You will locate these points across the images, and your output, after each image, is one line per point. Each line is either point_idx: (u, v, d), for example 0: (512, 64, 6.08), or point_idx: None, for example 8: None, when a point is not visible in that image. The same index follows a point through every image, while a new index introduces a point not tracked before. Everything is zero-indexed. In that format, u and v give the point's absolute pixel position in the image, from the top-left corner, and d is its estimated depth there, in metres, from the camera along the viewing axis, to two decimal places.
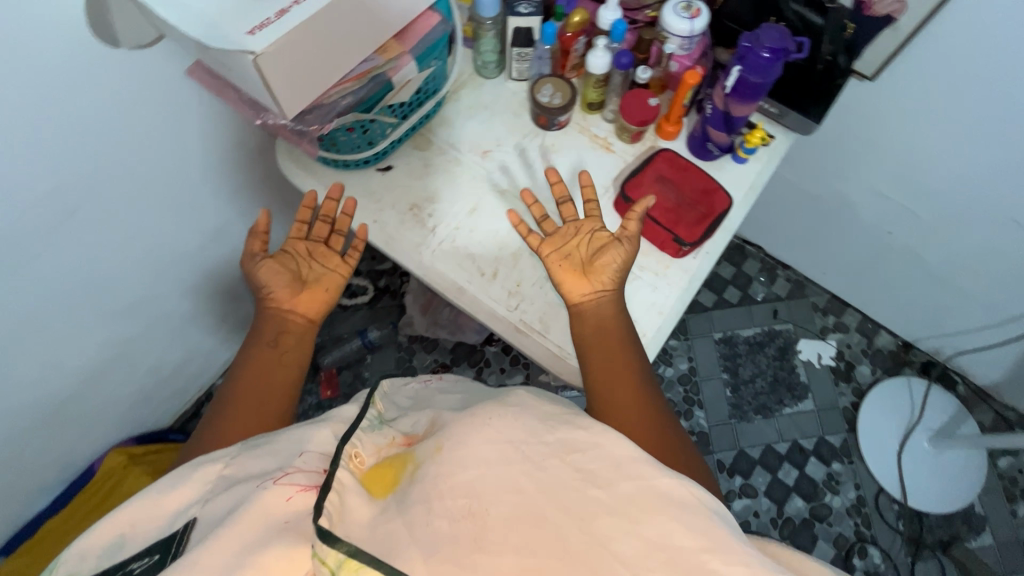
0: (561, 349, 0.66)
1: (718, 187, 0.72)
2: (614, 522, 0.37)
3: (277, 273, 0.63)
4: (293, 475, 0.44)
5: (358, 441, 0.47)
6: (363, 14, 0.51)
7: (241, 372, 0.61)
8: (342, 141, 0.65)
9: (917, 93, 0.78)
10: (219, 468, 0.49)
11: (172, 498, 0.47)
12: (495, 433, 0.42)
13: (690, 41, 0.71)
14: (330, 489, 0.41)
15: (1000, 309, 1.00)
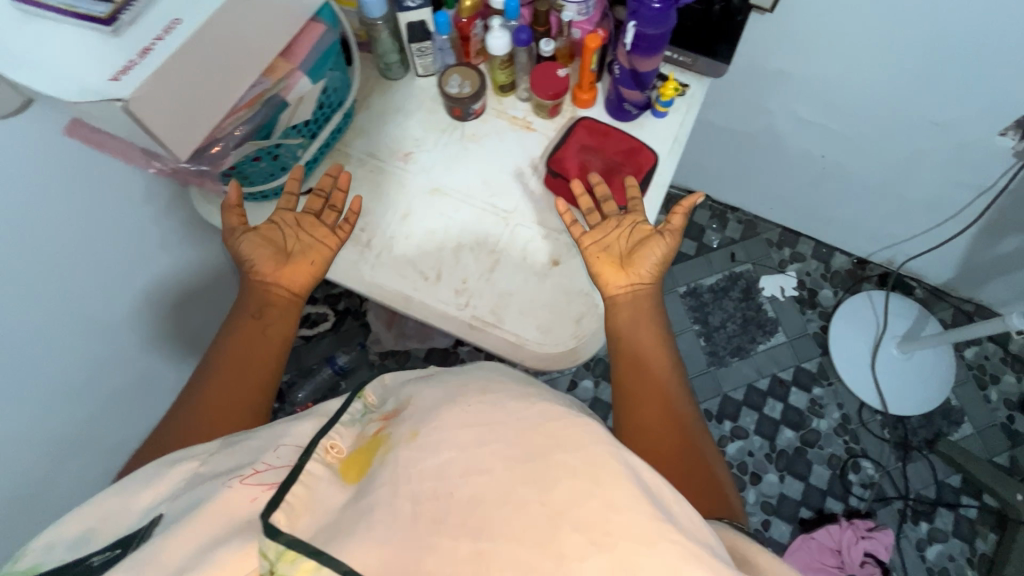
0: (518, 336, 0.66)
1: (642, 145, 0.71)
2: (580, 489, 0.34)
3: (262, 242, 0.62)
4: (263, 474, 0.42)
5: (336, 432, 0.44)
6: (235, 39, 0.51)
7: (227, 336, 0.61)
8: (252, 172, 0.65)
9: (815, 16, 0.79)
10: (194, 466, 0.47)
11: (139, 497, 0.46)
12: (475, 416, 0.39)
13: (586, 5, 0.70)
14: (296, 482, 0.39)
15: (940, 209, 1.03)
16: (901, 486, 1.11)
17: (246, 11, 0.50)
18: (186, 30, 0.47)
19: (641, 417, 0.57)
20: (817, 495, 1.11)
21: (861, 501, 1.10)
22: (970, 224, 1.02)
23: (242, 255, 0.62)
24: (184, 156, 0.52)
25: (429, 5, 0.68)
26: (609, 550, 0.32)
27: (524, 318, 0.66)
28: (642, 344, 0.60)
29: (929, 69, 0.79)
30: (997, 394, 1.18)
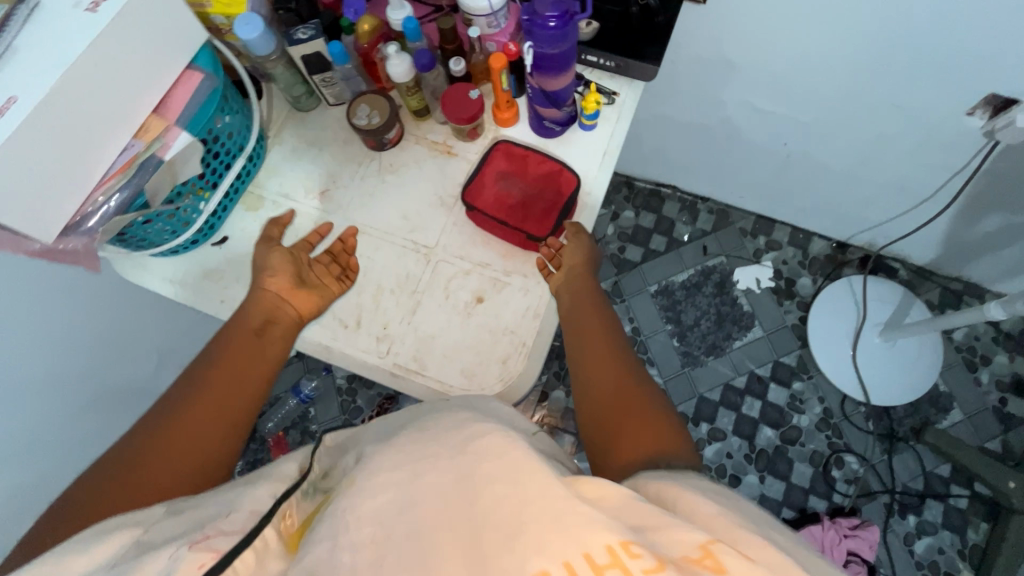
0: (442, 384, 0.62)
1: (561, 167, 0.68)
2: (500, 489, 0.30)
3: (281, 261, 0.63)
4: (213, 538, 0.35)
5: (295, 504, 0.40)
6: (85, 106, 0.48)
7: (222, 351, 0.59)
8: (151, 233, 0.62)
9: (754, 4, 0.72)
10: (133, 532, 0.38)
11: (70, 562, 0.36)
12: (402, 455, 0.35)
13: (496, 17, 0.65)
14: (244, 548, 0.34)
15: (914, 191, 0.96)
16: (887, 480, 1.07)
17: (94, 76, 0.48)
18: (23, 106, 0.44)
19: (590, 393, 0.55)
20: (799, 494, 1.08)
21: (845, 497, 1.07)
22: (947, 205, 0.96)
23: (262, 263, 0.64)
24: (49, 236, 0.49)
25: (320, 36, 0.63)
26: (520, 541, 0.27)
27: (447, 363, 0.63)
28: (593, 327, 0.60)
29: (884, 53, 0.73)
30: (988, 376, 1.12)
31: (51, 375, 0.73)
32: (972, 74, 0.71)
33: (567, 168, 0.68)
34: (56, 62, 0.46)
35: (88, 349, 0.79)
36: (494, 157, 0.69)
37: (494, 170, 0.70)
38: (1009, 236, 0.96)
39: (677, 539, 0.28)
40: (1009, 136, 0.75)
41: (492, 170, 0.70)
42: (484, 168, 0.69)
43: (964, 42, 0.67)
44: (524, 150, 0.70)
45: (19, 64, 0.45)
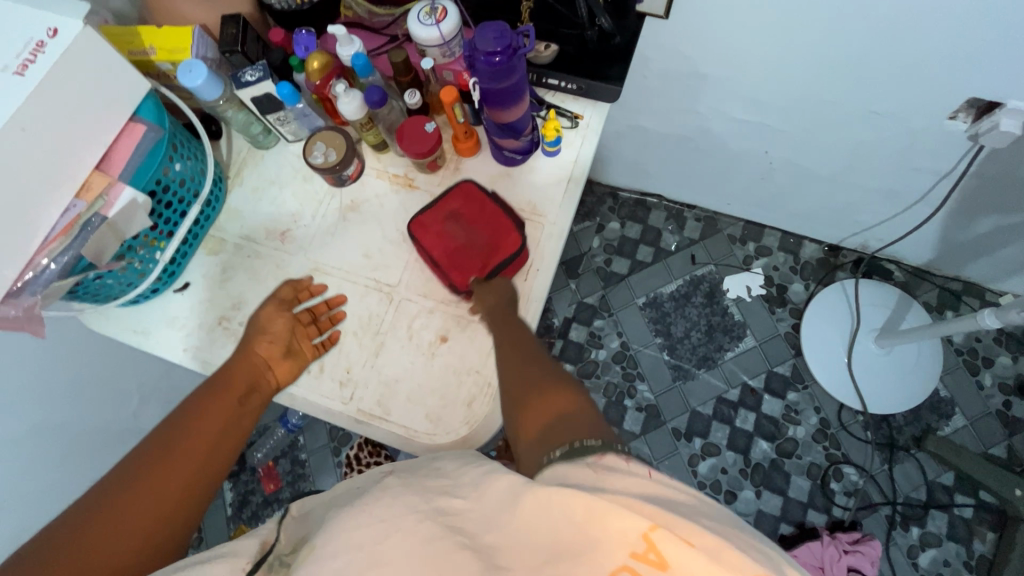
0: (406, 429, 0.61)
1: (515, 226, 0.64)
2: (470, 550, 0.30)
3: (280, 328, 0.62)
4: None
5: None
6: (16, 172, 0.47)
7: (205, 408, 0.54)
8: (104, 286, 0.61)
9: (719, 16, 0.70)
10: None
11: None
12: (376, 515, 0.32)
13: (450, 46, 0.64)
14: None
15: (902, 195, 0.93)
16: (887, 491, 1.04)
17: (24, 141, 0.47)
18: None
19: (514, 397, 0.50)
20: (797, 509, 1.05)
21: (845, 510, 1.04)
22: (938, 208, 0.92)
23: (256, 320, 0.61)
24: None
25: (267, 77, 0.61)
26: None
27: (412, 407, 0.62)
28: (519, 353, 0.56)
29: (858, 60, 0.70)
30: (991, 378, 1.08)
31: (24, 428, 0.73)
32: (951, 79, 0.68)
33: (515, 229, 0.64)
34: None
35: (62, 398, 0.78)
36: (452, 197, 0.66)
37: (448, 209, 0.66)
38: (1005, 237, 0.93)
39: (619, 534, 0.28)
40: (994, 140, 0.71)
41: (446, 209, 0.66)
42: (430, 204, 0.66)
43: (938, 48, 0.64)
44: (485, 195, 0.66)
45: None
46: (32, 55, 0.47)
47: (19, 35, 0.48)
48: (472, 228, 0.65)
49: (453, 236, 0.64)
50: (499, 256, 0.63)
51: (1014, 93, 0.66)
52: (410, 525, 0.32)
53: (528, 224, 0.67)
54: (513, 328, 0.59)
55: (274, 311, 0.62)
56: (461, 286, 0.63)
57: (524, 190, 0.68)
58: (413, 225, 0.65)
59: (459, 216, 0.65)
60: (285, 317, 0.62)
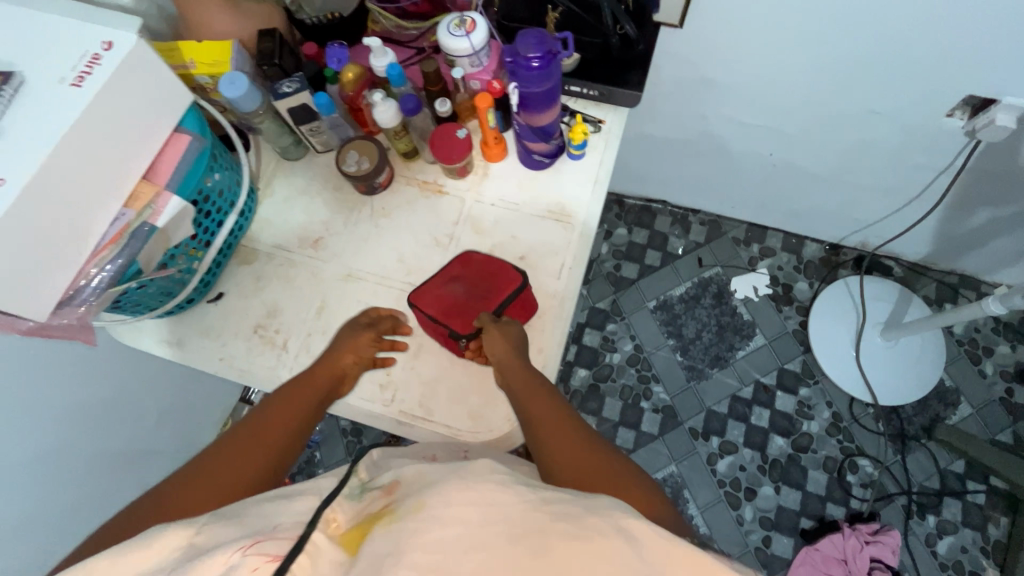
0: (449, 428, 0.61)
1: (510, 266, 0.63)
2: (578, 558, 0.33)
3: (366, 346, 0.62)
4: (263, 543, 0.38)
5: (336, 505, 0.43)
6: (73, 181, 0.48)
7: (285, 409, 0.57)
8: (144, 297, 0.61)
9: (729, 24, 0.74)
10: (188, 535, 0.40)
11: (128, 563, 0.39)
12: (482, 495, 0.37)
13: (478, 57, 0.66)
14: (300, 552, 0.37)
15: (901, 192, 0.97)
16: (902, 481, 1.06)
17: (82, 150, 0.48)
18: (9, 189, 0.44)
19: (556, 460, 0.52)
20: (816, 503, 1.06)
21: (863, 502, 1.06)
22: (936, 203, 0.97)
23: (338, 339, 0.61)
24: (42, 313, 0.48)
25: (305, 88, 0.63)
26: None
27: (454, 407, 0.62)
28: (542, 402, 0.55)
29: (861, 63, 0.74)
30: (992, 367, 1.12)
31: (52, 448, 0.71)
32: (949, 78, 0.72)
33: (513, 269, 0.62)
34: (43, 140, 0.46)
35: (88, 417, 0.76)
36: (451, 265, 0.64)
37: (445, 275, 0.64)
38: (998, 229, 0.97)
39: None
40: (990, 135, 0.76)
41: (443, 275, 0.64)
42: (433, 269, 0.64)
43: (939, 47, 0.68)
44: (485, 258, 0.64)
45: (6, 144, 0.46)
46: (87, 68, 0.49)
47: (73, 48, 0.49)
48: (473, 285, 0.63)
49: (451, 295, 0.62)
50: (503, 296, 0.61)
51: (1008, 90, 0.70)
52: (514, 510, 0.36)
53: (558, 225, 0.69)
54: (532, 370, 0.58)
55: (365, 334, 0.62)
56: (463, 332, 0.60)
57: (552, 192, 0.70)
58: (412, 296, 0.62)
59: (458, 278, 0.63)
60: (373, 339, 0.62)
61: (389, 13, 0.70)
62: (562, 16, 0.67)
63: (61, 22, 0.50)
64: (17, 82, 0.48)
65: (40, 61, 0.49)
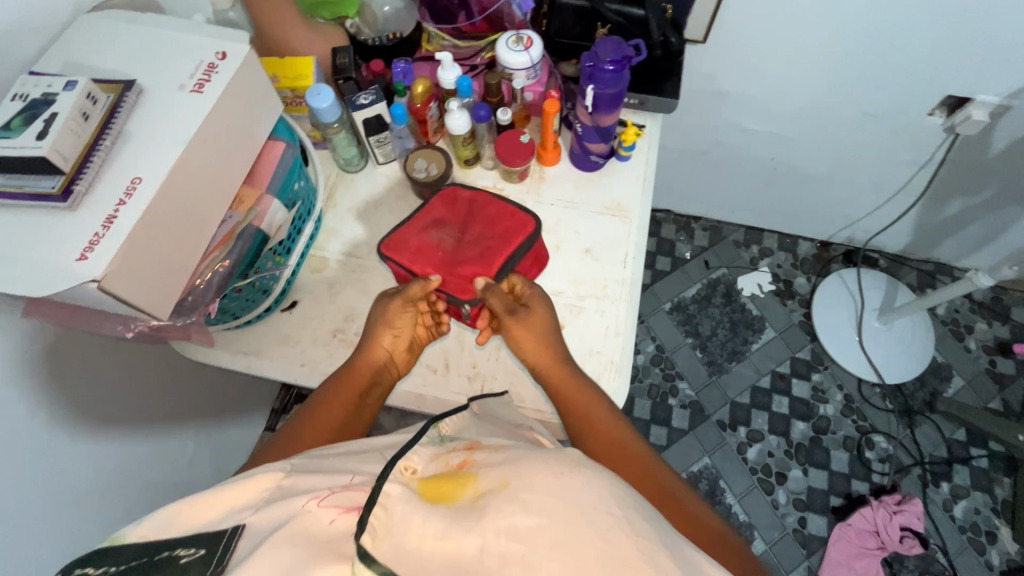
0: (542, 412, 0.63)
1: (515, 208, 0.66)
2: None
3: (405, 323, 0.61)
4: (337, 495, 0.36)
5: (413, 454, 0.40)
6: (196, 182, 0.48)
7: (343, 395, 0.57)
8: (232, 305, 0.61)
9: (744, 37, 0.83)
10: (276, 477, 0.39)
11: (231, 494, 0.39)
12: (568, 489, 0.32)
13: (534, 69, 0.71)
14: (375, 505, 0.34)
15: (888, 187, 1.08)
16: (915, 452, 1.14)
17: (207, 152, 0.49)
18: (147, 188, 0.45)
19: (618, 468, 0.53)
20: (842, 481, 1.13)
21: (884, 476, 1.13)
22: (918, 196, 1.08)
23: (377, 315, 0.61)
24: (162, 312, 0.47)
25: (382, 99, 0.67)
26: None
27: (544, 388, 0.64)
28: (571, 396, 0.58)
29: (858, 69, 0.85)
30: (975, 342, 1.24)
31: None
32: (934, 79, 0.84)
33: (526, 212, 0.66)
34: (173, 142, 0.47)
35: None
36: (431, 204, 0.67)
37: (429, 219, 0.67)
38: (972, 215, 1.10)
39: None
40: (967, 129, 0.88)
41: (427, 219, 0.66)
42: (422, 212, 0.67)
43: (923, 53, 0.80)
44: (463, 197, 0.68)
45: (137, 146, 0.46)
46: (205, 76, 0.50)
47: (191, 58, 0.51)
48: (464, 233, 0.65)
49: (441, 245, 0.64)
50: (509, 246, 0.63)
51: (980, 89, 0.83)
52: (603, 526, 0.31)
53: (616, 219, 0.74)
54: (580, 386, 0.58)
55: (396, 308, 0.61)
56: (463, 297, 0.62)
57: (607, 191, 0.75)
58: (384, 247, 0.65)
59: (443, 224, 0.66)
60: (408, 311, 0.61)
61: (446, 33, 0.76)
62: (611, 31, 0.73)
63: (174, 37, 0.52)
64: (137, 89, 0.48)
65: (159, 70, 0.50)
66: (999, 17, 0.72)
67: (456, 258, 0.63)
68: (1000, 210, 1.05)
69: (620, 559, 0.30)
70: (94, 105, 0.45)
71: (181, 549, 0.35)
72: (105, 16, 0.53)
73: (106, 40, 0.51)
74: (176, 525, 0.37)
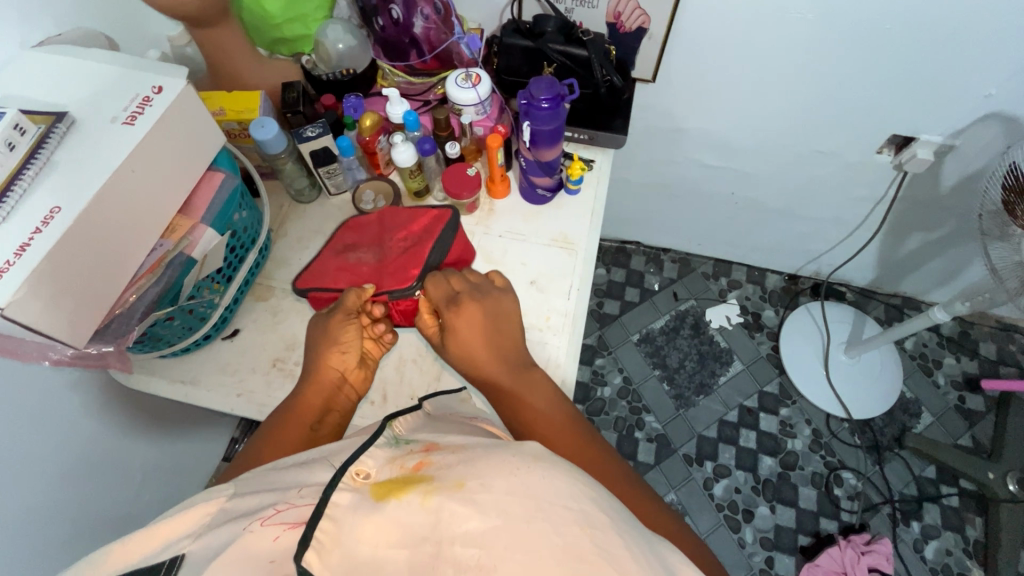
0: None
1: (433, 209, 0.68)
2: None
3: (352, 336, 0.60)
4: (283, 513, 0.33)
5: (367, 458, 0.38)
6: (120, 212, 0.49)
7: (299, 421, 0.55)
8: (166, 332, 0.61)
9: (693, 78, 0.86)
10: (219, 501, 0.37)
11: (168, 527, 0.36)
12: (525, 486, 0.32)
13: (483, 105, 0.73)
14: (320, 517, 0.32)
15: (848, 222, 1.10)
16: (884, 490, 1.13)
17: (133, 182, 0.49)
18: (65, 217, 0.45)
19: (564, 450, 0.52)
20: (810, 518, 1.11)
21: (853, 514, 1.11)
22: (876, 231, 1.10)
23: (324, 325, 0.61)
24: (76, 341, 0.47)
25: (328, 132, 0.69)
26: None
27: None
28: (520, 387, 0.57)
29: (806, 109, 0.87)
30: (943, 377, 1.23)
31: (47, 507, 0.64)
32: (880, 118, 0.86)
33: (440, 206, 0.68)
34: (97, 172, 0.47)
35: (81, 473, 0.69)
36: (341, 235, 0.70)
37: (342, 246, 0.69)
38: (931, 251, 1.11)
39: None
40: (914, 167, 0.90)
41: (340, 246, 0.69)
42: (349, 240, 0.69)
43: (866, 96, 0.83)
44: (370, 218, 0.70)
45: (62, 176, 0.47)
46: (139, 108, 0.51)
47: (126, 92, 0.52)
48: (383, 245, 0.67)
49: (362, 262, 0.66)
50: (432, 236, 0.66)
51: (924, 129, 0.86)
52: (558, 520, 0.31)
53: (562, 252, 0.74)
54: (522, 370, 0.59)
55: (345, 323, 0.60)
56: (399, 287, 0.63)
57: (555, 223, 0.76)
58: (303, 285, 0.66)
59: (357, 246, 0.68)
60: (357, 330, 0.61)
61: (400, 70, 0.79)
62: (557, 70, 0.75)
63: (112, 71, 0.53)
64: (69, 121, 0.50)
65: (93, 105, 0.51)
66: (932, 62, 0.75)
67: (372, 268, 0.66)
68: (956, 246, 1.06)
69: (575, 553, 0.30)
70: (21, 135, 0.46)
71: None
72: (47, 51, 0.54)
73: (46, 74, 0.53)
74: (111, 565, 0.34)
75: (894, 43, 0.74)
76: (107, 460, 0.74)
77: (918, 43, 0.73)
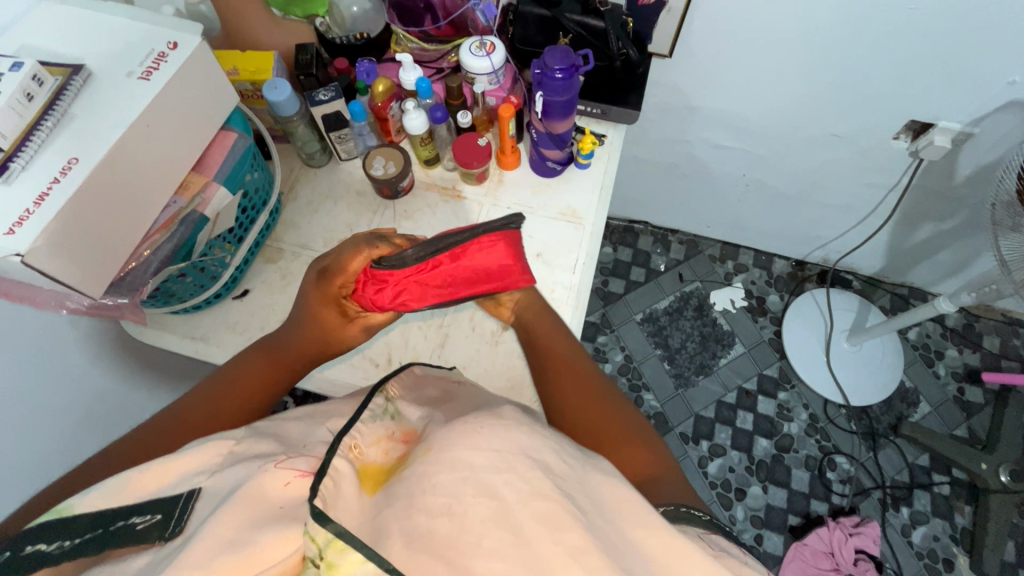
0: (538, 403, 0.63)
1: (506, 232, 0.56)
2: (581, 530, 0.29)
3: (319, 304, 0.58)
4: (294, 460, 0.37)
5: (357, 433, 0.39)
6: (135, 166, 0.50)
7: (256, 368, 0.56)
8: (179, 289, 0.63)
9: (709, 56, 0.84)
10: (229, 443, 0.40)
11: (178, 465, 0.38)
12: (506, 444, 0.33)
13: (496, 75, 0.73)
14: (324, 474, 0.33)
15: (859, 209, 1.09)
16: (877, 476, 1.14)
17: (147, 137, 0.50)
18: (82, 168, 0.46)
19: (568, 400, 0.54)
20: (801, 500, 1.13)
21: (843, 497, 1.13)
22: (887, 218, 1.09)
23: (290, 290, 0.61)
24: (93, 290, 0.48)
25: (341, 96, 0.68)
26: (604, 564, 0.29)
27: (492, 374, 0.65)
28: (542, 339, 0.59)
29: (823, 90, 0.86)
30: (944, 369, 1.23)
31: (66, 452, 0.67)
32: (899, 103, 0.84)
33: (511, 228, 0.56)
34: (112, 126, 0.48)
35: (98, 422, 0.72)
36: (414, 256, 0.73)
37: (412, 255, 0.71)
38: (941, 241, 1.10)
39: None
40: (930, 154, 0.89)
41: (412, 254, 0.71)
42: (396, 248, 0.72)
43: (884, 80, 0.81)
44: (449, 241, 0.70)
45: (78, 129, 0.48)
46: (155, 63, 0.51)
47: (142, 47, 0.52)
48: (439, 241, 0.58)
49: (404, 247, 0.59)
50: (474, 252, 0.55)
51: (943, 115, 0.84)
52: (524, 470, 0.31)
53: (570, 226, 0.74)
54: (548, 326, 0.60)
55: (318, 294, 0.58)
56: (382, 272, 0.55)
57: (565, 197, 0.76)
58: None
59: None
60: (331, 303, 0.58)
61: (414, 36, 0.77)
62: (572, 41, 0.74)
63: (126, 25, 0.53)
64: (85, 74, 0.50)
65: (109, 59, 0.52)
66: (956, 47, 0.73)
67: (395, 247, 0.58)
68: (967, 237, 1.06)
69: (541, 493, 0.30)
70: (39, 86, 0.47)
71: (136, 516, 0.34)
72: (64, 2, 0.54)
73: (63, 27, 0.53)
74: (131, 491, 0.36)
75: (920, 26, 0.72)
76: (121, 410, 0.76)
77: (938, 28, 0.71)
